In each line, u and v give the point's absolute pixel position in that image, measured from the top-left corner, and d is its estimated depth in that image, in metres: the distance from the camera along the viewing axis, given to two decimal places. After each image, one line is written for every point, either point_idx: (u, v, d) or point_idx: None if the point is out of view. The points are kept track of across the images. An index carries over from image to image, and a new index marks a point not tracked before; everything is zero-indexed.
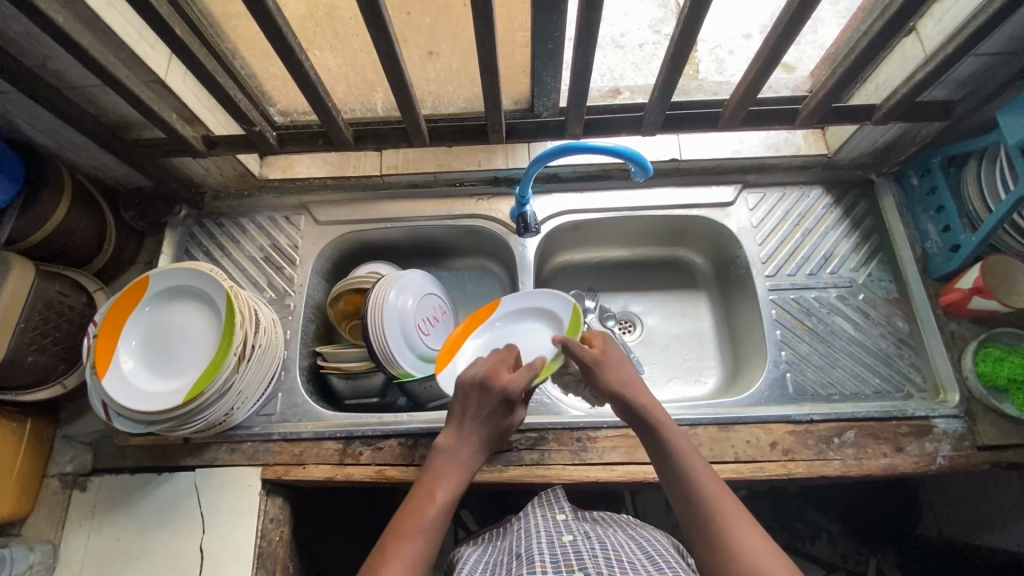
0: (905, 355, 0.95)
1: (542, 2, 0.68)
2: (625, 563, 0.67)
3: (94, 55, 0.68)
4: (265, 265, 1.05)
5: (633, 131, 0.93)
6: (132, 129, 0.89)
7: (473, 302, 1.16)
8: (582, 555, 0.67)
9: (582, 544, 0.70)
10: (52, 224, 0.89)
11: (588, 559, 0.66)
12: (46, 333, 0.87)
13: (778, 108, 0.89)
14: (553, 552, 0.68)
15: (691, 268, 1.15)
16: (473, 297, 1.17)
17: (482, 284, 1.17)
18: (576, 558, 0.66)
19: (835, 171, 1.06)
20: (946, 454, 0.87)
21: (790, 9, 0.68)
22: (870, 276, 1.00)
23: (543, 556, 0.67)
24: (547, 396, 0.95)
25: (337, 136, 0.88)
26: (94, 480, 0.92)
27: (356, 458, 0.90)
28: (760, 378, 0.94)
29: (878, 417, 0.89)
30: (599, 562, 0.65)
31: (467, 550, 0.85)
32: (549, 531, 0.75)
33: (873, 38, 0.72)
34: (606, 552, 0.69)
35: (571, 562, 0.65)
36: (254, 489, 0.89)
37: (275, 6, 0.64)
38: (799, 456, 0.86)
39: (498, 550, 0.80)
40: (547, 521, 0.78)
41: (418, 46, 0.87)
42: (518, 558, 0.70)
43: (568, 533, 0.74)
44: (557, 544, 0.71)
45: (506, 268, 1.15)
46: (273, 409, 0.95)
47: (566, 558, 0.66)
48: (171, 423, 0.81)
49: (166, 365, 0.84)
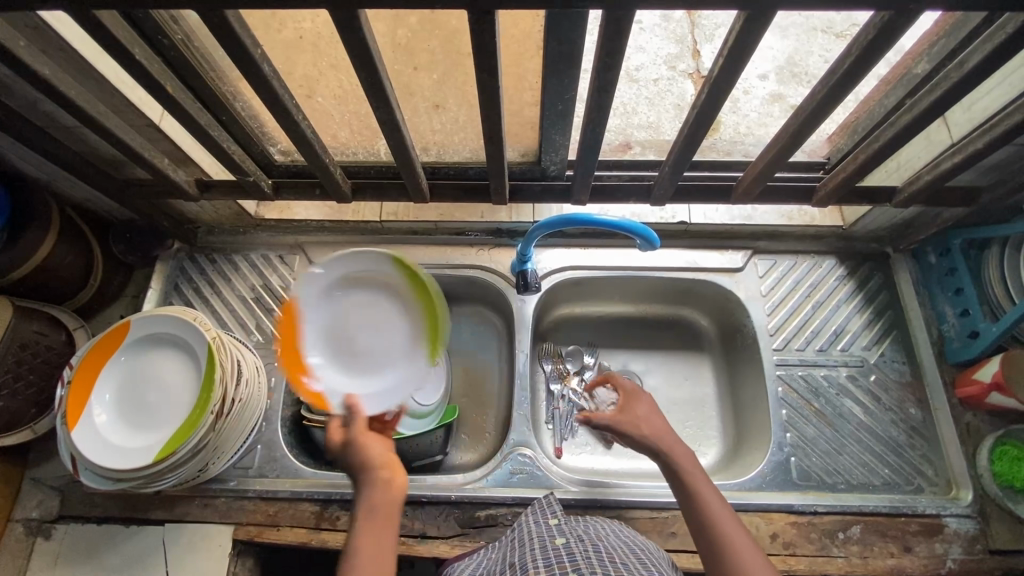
0: (917, 445, 0.90)
1: (553, 78, 0.64)
2: (620, 565, 0.60)
3: (81, 104, 0.65)
4: (254, 307, 1.02)
5: (641, 198, 0.90)
6: (123, 168, 0.86)
7: (468, 351, 1.11)
8: (576, 556, 0.61)
9: (575, 546, 0.64)
10: (35, 261, 0.86)
11: (581, 561, 0.60)
12: (18, 375, 0.84)
13: (789, 186, 0.86)
14: (546, 557, 0.63)
15: (695, 329, 1.11)
16: (468, 346, 1.12)
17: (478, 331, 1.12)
18: (571, 560, 0.61)
19: (850, 243, 1.02)
20: (957, 558, 0.82)
21: (812, 100, 0.64)
22: (882, 357, 0.96)
23: (537, 563, 0.62)
24: (538, 466, 0.90)
25: (334, 188, 0.85)
26: (59, 528, 0.88)
27: (332, 523, 0.86)
28: (763, 461, 0.89)
29: (886, 512, 0.85)
30: (593, 563, 0.60)
31: (463, 561, 0.74)
32: (541, 537, 0.68)
33: (898, 132, 0.69)
34: (600, 555, 0.62)
35: (564, 564, 0.60)
36: (224, 549, 0.85)
37: (271, 69, 0.62)
38: (800, 551, 0.82)
39: (494, 559, 0.71)
40: (541, 528, 0.72)
41: (423, 99, 0.85)
42: (512, 567, 0.64)
43: (562, 536, 0.68)
44: (550, 548, 0.65)
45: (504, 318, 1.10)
46: (250, 462, 0.91)
47: (560, 561, 0.61)
48: (138, 482, 0.76)
49: (140, 419, 0.80)
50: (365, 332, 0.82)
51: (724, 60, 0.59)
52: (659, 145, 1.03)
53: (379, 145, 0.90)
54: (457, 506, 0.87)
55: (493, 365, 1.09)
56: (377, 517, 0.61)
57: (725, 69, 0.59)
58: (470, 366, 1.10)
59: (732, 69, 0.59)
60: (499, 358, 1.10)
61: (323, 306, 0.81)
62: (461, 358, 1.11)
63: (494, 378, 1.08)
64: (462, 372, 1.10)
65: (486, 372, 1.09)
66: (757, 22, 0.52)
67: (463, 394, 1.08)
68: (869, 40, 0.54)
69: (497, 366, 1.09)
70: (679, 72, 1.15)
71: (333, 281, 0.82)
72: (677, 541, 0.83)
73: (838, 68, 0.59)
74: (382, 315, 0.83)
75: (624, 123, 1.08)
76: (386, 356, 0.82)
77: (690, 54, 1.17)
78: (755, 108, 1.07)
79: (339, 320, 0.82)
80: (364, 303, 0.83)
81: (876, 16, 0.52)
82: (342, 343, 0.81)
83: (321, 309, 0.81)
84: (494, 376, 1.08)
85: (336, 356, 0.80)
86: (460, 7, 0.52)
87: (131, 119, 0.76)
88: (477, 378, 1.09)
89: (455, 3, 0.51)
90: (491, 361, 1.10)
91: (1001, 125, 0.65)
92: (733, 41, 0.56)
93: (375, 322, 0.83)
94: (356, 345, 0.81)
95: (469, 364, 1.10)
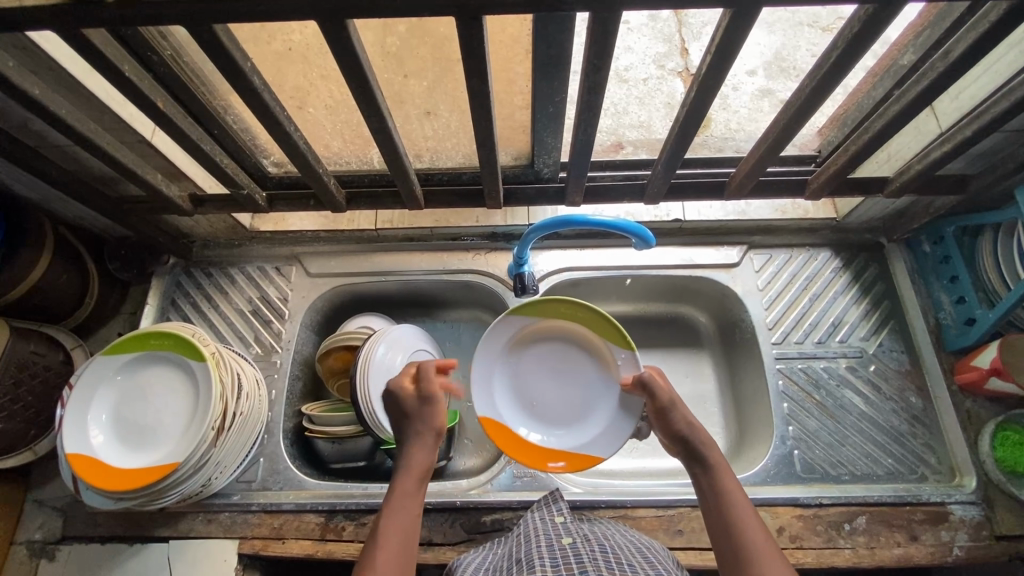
0: (918, 434, 0.91)
1: (541, 75, 0.63)
2: (627, 567, 0.60)
3: (73, 124, 0.65)
4: (253, 319, 1.01)
5: (634, 198, 0.91)
6: (116, 185, 0.86)
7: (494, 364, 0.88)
8: (583, 557, 0.61)
9: (581, 546, 0.64)
10: (30, 281, 0.85)
11: (588, 562, 0.60)
12: (17, 397, 0.84)
13: (783, 179, 0.87)
14: (553, 556, 0.62)
15: (694, 326, 1.11)
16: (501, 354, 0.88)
17: (529, 323, 0.88)
18: (577, 560, 0.60)
19: (844, 235, 1.03)
20: (964, 545, 0.82)
21: (800, 93, 0.64)
22: (881, 347, 0.96)
23: (544, 560, 0.61)
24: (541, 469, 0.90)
25: (328, 198, 0.86)
26: (63, 549, 0.88)
27: (338, 534, 0.85)
28: (765, 455, 0.90)
29: (891, 502, 0.85)
30: (600, 565, 0.59)
31: (467, 555, 0.74)
32: (547, 535, 0.68)
33: (886, 123, 0.69)
34: (606, 555, 0.62)
35: (571, 565, 0.59)
36: (230, 564, 0.85)
37: (261, 81, 0.62)
38: (807, 544, 0.82)
39: (499, 554, 0.71)
40: (546, 525, 0.72)
41: (415, 107, 0.84)
42: (518, 563, 0.64)
43: (568, 535, 0.67)
44: (556, 546, 0.64)
45: (572, 308, 0.86)
46: (253, 476, 0.90)
47: (567, 561, 0.60)
48: (143, 499, 0.76)
49: (124, 456, 0.79)
50: (153, 406, 0.82)
51: (712, 57, 0.59)
52: (650, 143, 1.03)
53: (372, 153, 0.91)
54: (462, 511, 0.87)
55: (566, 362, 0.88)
56: (411, 473, 0.69)
57: (712, 65, 0.59)
58: (526, 368, 0.89)
59: (720, 66, 0.59)
60: (554, 350, 0.89)
61: (106, 387, 0.82)
62: (511, 357, 0.89)
63: (572, 377, 0.88)
64: (511, 386, 0.88)
65: (551, 372, 0.88)
66: (741, 20, 0.53)
67: (526, 404, 0.88)
68: (855, 32, 0.54)
69: (574, 361, 0.88)
70: (667, 71, 1.15)
71: (123, 365, 0.83)
72: (684, 539, 0.83)
73: (826, 61, 0.59)
74: (167, 374, 0.83)
75: (616, 123, 1.08)
76: (158, 419, 0.81)
77: (679, 53, 1.17)
78: (745, 104, 1.07)
79: (132, 401, 0.82)
80: (144, 376, 0.84)
81: (860, 9, 0.52)
82: (124, 440, 0.80)
83: (90, 424, 0.79)
84: (557, 374, 0.88)
85: (130, 436, 0.80)
86: (447, 14, 0.52)
87: (122, 135, 0.76)
88: (539, 381, 0.88)
89: (444, 10, 0.51)
90: (553, 358, 0.89)
91: (990, 112, 0.65)
92: (720, 36, 0.55)
93: (127, 397, 0.83)
94: (150, 421, 0.81)
95: (524, 365, 0.88)
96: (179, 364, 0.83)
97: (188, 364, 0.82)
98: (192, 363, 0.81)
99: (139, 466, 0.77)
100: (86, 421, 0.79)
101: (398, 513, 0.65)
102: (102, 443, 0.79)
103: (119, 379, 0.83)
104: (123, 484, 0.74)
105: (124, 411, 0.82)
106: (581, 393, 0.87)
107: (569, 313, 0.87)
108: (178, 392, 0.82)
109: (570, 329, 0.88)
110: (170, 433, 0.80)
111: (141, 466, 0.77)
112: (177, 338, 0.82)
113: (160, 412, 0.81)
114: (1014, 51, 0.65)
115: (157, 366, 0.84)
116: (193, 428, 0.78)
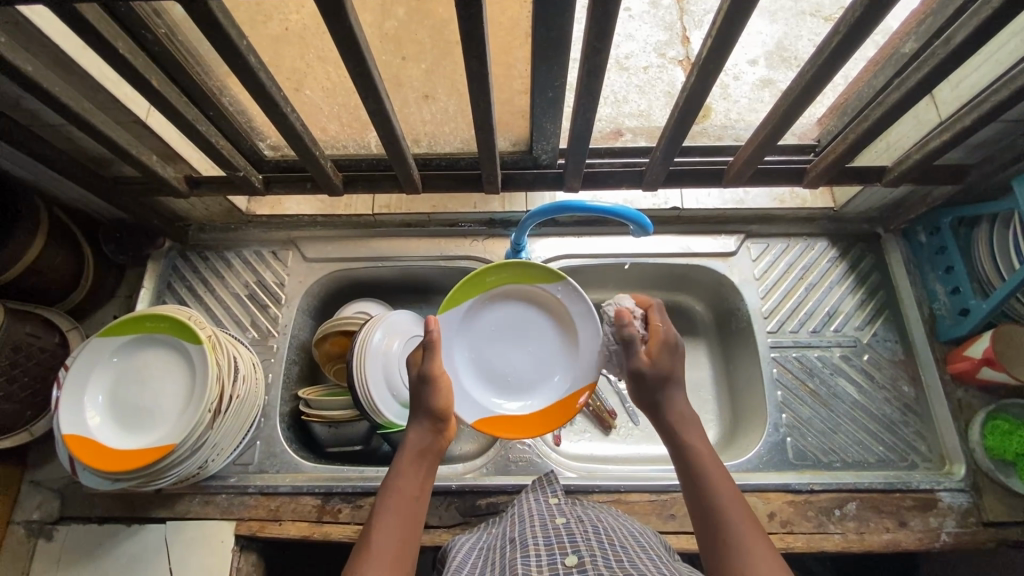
0: (910, 422, 0.92)
1: (541, 59, 0.63)
2: (619, 547, 0.61)
3: (66, 102, 0.64)
4: (249, 304, 1.01)
5: (633, 185, 0.91)
6: (110, 167, 0.85)
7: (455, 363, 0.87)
8: (575, 537, 0.62)
9: (574, 527, 0.64)
10: (25, 262, 0.85)
11: (581, 541, 0.60)
12: (13, 377, 0.84)
13: (784, 167, 0.87)
14: (546, 536, 0.63)
15: (691, 315, 1.11)
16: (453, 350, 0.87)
17: (462, 308, 0.88)
18: (570, 540, 0.61)
19: (842, 225, 1.03)
20: (951, 531, 0.83)
21: (800, 80, 0.64)
22: (874, 336, 0.97)
23: (538, 539, 0.62)
24: (536, 453, 0.91)
25: (325, 182, 0.85)
26: (61, 529, 0.88)
27: (334, 516, 0.86)
28: (759, 442, 0.91)
29: (881, 488, 0.86)
30: (592, 545, 0.60)
31: (462, 535, 0.75)
32: (541, 515, 0.69)
33: (885, 112, 0.69)
34: (598, 536, 0.63)
35: (564, 545, 0.60)
36: (227, 545, 0.85)
37: (257, 61, 0.61)
38: (797, 529, 0.83)
39: (492, 534, 0.72)
40: (540, 505, 0.73)
41: (413, 90, 0.83)
42: (512, 542, 0.64)
43: (562, 516, 0.68)
44: (549, 526, 0.65)
45: (489, 272, 0.87)
46: (249, 459, 0.91)
47: (560, 540, 0.61)
48: (142, 479, 0.76)
49: (121, 437, 0.79)
50: (149, 389, 0.82)
51: (712, 43, 0.58)
52: (650, 131, 1.03)
53: (370, 137, 0.90)
54: (458, 495, 0.87)
55: (509, 324, 0.90)
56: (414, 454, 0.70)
57: (712, 51, 0.59)
58: (479, 347, 0.89)
59: (720, 52, 0.59)
60: (490, 318, 0.89)
61: (102, 370, 0.82)
62: (460, 348, 0.88)
63: (518, 335, 0.90)
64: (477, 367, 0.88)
65: (501, 338, 0.89)
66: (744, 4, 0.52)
67: (499, 376, 0.89)
68: (855, 18, 0.53)
69: (514, 321, 0.90)
70: (667, 59, 1.14)
71: (119, 347, 0.83)
72: (676, 523, 0.84)
73: (826, 47, 0.58)
74: (163, 357, 0.83)
75: (615, 112, 1.08)
76: (155, 402, 0.81)
77: (680, 41, 1.17)
78: (745, 94, 1.07)
79: (129, 383, 0.82)
80: (140, 359, 0.84)
81: None
82: (121, 422, 0.80)
83: (86, 407, 0.79)
84: (508, 337, 0.89)
85: (126, 418, 0.80)
86: None
87: (116, 115, 0.75)
88: (497, 350, 0.89)
89: None
90: (496, 326, 0.89)
91: (990, 101, 0.65)
92: (721, 21, 0.55)
93: (123, 378, 0.83)
94: (147, 404, 0.81)
95: (474, 347, 0.88)
96: (175, 346, 0.83)
97: (184, 347, 0.82)
98: (189, 346, 0.81)
99: (136, 448, 0.77)
100: (83, 402, 0.79)
101: (398, 496, 0.66)
102: (99, 425, 0.79)
103: (115, 361, 0.83)
104: (121, 465, 0.74)
105: (120, 393, 0.82)
106: (537, 346, 0.89)
107: (488, 277, 0.88)
108: (175, 375, 0.82)
109: (498, 290, 0.89)
110: (166, 415, 0.80)
111: (138, 447, 0.77)
112: (172, 320, 0.81)
113: (157, 394, 0.81)
114: (1015, 40, 0.65)
115: (153, 348, 0.84)
116: (190, 410, 0.78)
